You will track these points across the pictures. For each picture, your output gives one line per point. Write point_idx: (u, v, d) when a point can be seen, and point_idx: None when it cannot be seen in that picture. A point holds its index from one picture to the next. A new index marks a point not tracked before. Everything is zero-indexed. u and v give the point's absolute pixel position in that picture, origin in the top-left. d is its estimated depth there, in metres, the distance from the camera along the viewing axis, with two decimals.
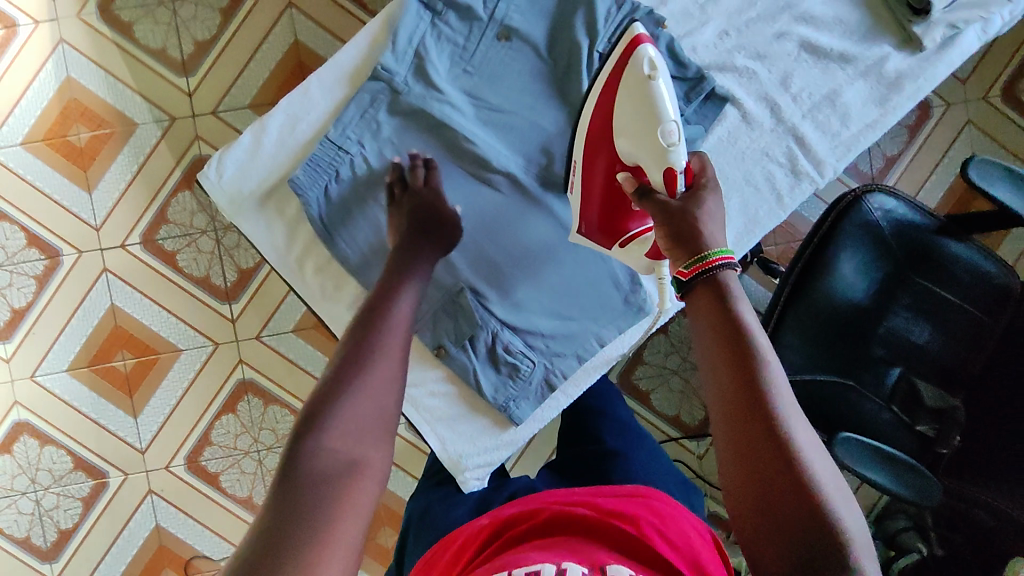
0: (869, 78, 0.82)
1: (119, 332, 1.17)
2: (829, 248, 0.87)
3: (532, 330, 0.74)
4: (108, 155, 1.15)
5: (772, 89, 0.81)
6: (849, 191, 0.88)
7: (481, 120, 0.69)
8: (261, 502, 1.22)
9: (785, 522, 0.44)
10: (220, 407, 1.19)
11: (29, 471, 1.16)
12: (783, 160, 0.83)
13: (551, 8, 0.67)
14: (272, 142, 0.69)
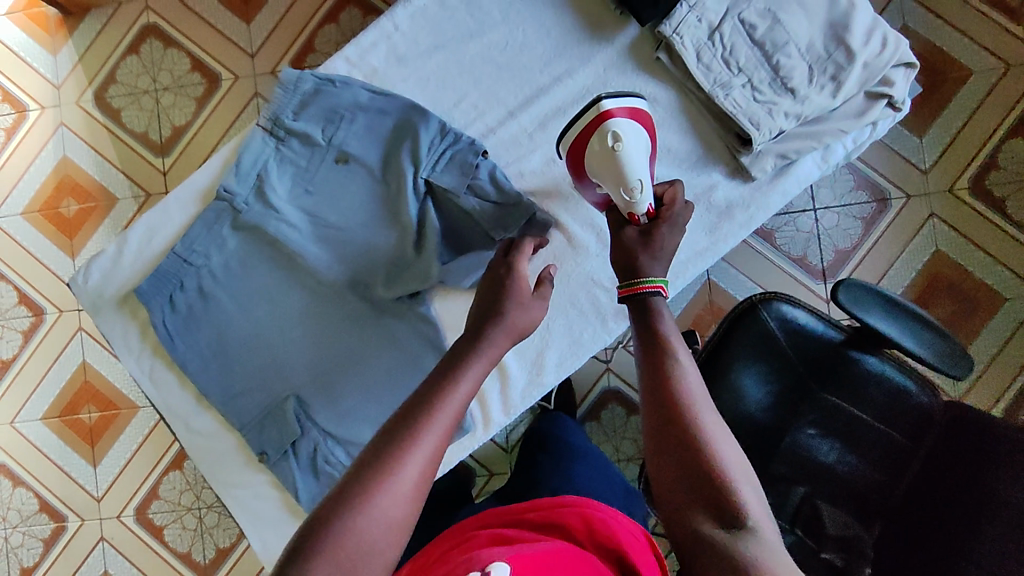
0: (697, 207, 0.83)
1: (88, 387, 1.28)
2: (723, 363, 0.85)
3: (355, 442, 0.73)
4: (92, 226, 1.28)
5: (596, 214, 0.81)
6: (744, 299, 0.85)
7: (318, 236, 0.74)
8: (199, 560, 1.25)
9: (694, 483, 0.53)
10: (168, 463, 1.26)
11: (2, 508, 1.29)
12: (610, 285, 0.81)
13: (386, 134, 0.73)
14: (132, 252, 0.74)
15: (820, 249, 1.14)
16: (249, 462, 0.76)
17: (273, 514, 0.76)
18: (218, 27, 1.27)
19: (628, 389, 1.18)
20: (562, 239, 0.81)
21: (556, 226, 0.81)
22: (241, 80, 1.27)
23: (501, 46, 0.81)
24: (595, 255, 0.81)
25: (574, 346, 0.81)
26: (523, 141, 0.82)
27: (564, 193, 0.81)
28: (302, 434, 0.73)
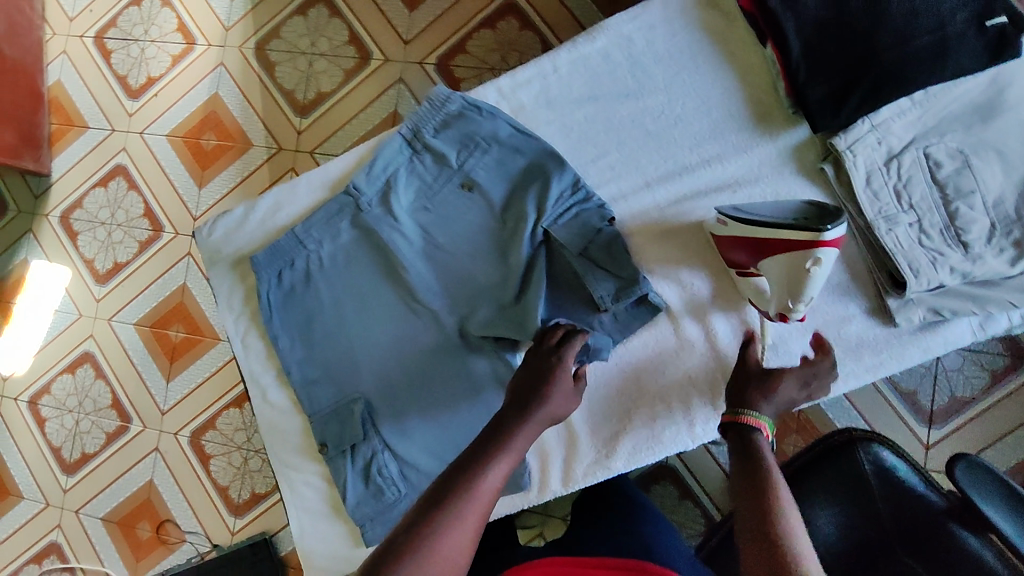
0: (822, 336, 0.82)
1: (181, 308, 1.37)
2: (800, 493, 0.79)
3: (410, 463, 0.77)
4: (223, 163, 1.36)
5: (710, 313, 0.82)
6: (840, 430, 0.81)
7: (425, 252, 0.78)
8: (234, 497, 1.32)
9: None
10: (231, 399, 1.34)
11: (81, 394, 1.41)
12: (703, 388, 0.81)
13: (516, 173, 0.77)
14: (256, 221, 0.82)
15: (934, 390, 1.05)
16: (306, 447, 0.81)
17: (316, 504, 0.80)
18: (384, 9, 1.32)
19: (685, 471, 1.15)
20: (669, 326, 0.83)
21: (666, 311, 0.83)
22: (390, 63, 1.31)
23: (654, 113, 0.85)
24: (699, 355, 0.82)
25: (652, 439, 0.81)
26: (652, 214, 0.84)
27: (685, 281, 0.83)
28: (364, 439, 0.77)
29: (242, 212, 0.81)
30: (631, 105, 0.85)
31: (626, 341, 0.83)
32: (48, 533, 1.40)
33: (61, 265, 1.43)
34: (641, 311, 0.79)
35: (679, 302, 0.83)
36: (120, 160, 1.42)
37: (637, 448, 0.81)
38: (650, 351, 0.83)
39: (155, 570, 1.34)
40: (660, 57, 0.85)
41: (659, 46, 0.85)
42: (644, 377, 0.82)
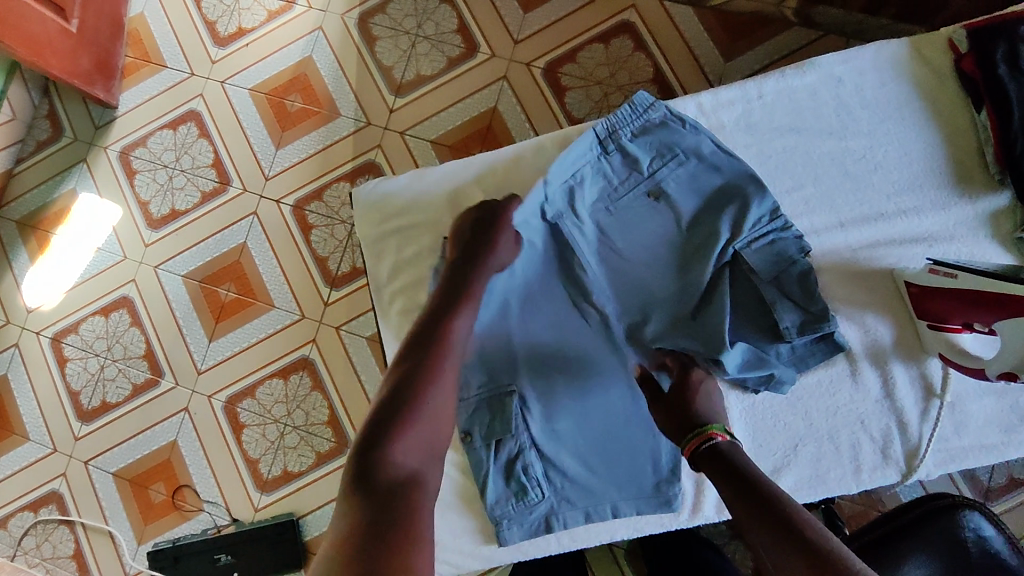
0: (999, 399, 0.85)
1: (236, 268, 1.31)
2: (899, 547, 0.81)
3: (556, 463, 0.86)
4: (306, 128, 1.32)
5: (889, 360, 0.86)
6: (945, 494, 0.83)
7: (600, 253, 0.88)
8: (263, 472, 1.27)
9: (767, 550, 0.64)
10: (275, 370, 1.29)
11: (110, 339, 1.34)
12: (876, 436, 0.85)
13: (706, 192, 0.86)
14: (422, 188, 0.93)
15: (993, 468, 1.08)
16: None
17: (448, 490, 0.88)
18: (498, 6, 1.29)
19: None
20: (845, 368, 0.86)
21: (846, 354, 0.87)
22: (497, 59, 1.28)
23: (855, 155, 0.88)
24: (873, 402, 0.86)
25: (817, 478, 0.86)
26: (844, 254, 0.87)
27: (868, 326, 0.86)
28: (513, 434, 0.85)
29: (411, 177, 0.93)
30: (834, 143, 0.88)
31: (803, 376, 0.87)
32: (50, 481, 1.31)
33: (112, 202, 1.36)
34: (815, 351, 0.85)
35: (861, 347, 0.86)
36: (194, 105, 1.36)
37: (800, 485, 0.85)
38: (822, 391, 0.87)
39: (164, 536, 1.27)
40: (870, 104, 0.89)
41: (868, 94, 0.89)
42: (815, 416, 0.86)
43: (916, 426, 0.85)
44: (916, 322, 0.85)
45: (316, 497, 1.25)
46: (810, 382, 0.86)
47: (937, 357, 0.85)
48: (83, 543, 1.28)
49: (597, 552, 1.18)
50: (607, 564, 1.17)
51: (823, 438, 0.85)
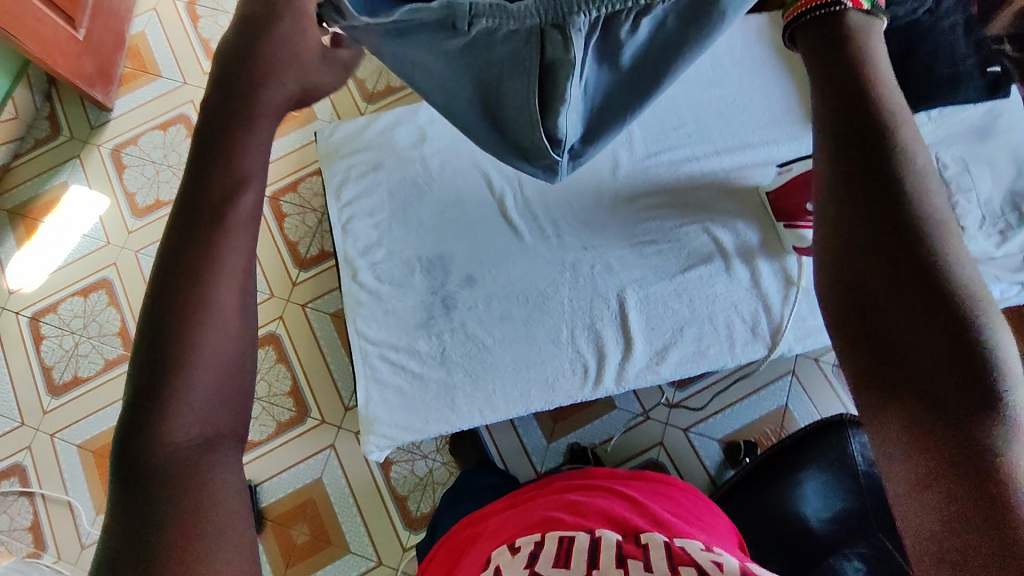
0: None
1: None
2: (797, 461, 0.96)
3: (479, 339, 0.97)
4: (285, 129, 1.48)
5: (756, 253, 1.03)
6: (836, 417, 0.97)
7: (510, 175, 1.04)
8: None
9: (908, 357, 0.39)
10: None
11: (87, 318, 1.41)
12: (747, 317, 1.00)
13: None
14: (376, 128, 1.09)
15: None
16: (385, 330, 0.98)
17: (382, 375, 0.96)
18: None
19: (672, 469, 1.25)
20: (723, 265, 1.02)
21: (722, 252, 1.02)
22: None
23: (729, 101, 1.09)
24: (745, 289, 1.01)
25: (701, 353, 0.98)
26: (719, 174, 1.07)
27: (739, 229, 1.04)
28: (441, 317, 0.98)
29: (366, 120, 1.09)
30: (714, 93, 1.09)
31: (686, 272, 1.01)
32: (14, 454, 1.34)
33: (101, 193, 1.48)
34: (691, 252, 1.02)
35: (734, 247, 1.03)
36: (184, 109, 1.52)
37: (686, 361, 0.98)
38: (701, 283, 1.01)
39: None
40: (739, 63, 1.11)
41: (739, 56, 1.11)
42: (699, 303, 1.00)
43: (780, 307, 1.00)
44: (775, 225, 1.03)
45: (275, 464, 1.31)
46: (692, 275, 1.01)
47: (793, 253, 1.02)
48: (41, 515, 1.31)
49: None
50: None
51: (703, 319, 0.99)
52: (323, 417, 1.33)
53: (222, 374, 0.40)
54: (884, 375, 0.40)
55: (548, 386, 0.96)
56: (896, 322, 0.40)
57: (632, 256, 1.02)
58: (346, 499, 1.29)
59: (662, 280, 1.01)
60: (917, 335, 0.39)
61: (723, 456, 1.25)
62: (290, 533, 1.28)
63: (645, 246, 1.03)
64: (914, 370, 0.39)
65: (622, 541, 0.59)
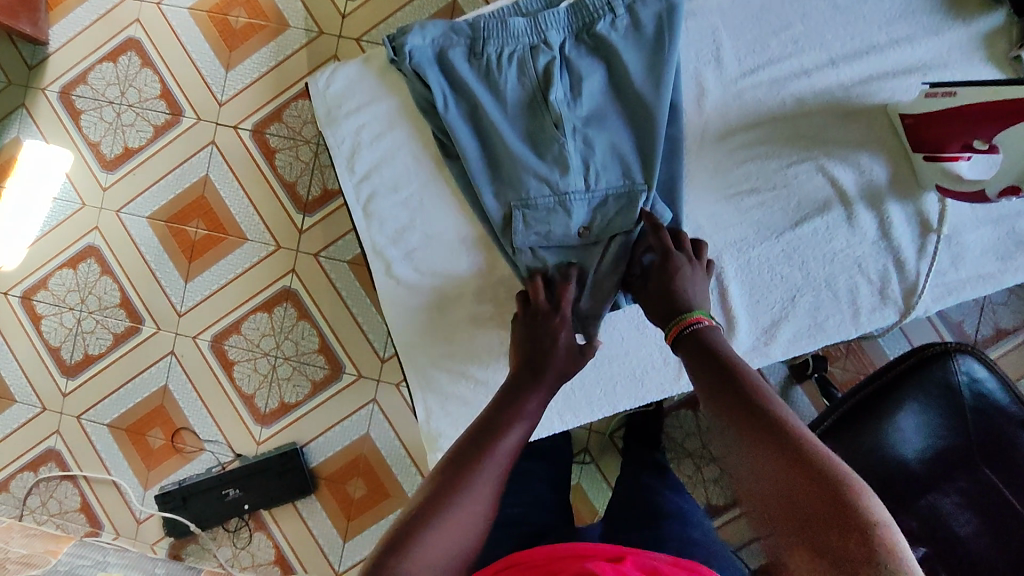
0: (998, 227, 0.87)
1: (202, 203, 1.26)
2: (894, 396, 0.86)
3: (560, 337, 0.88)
4: (254, 45, 1.25)
5: (887, 201, 0.87)
6: (938, 342, 0.87)
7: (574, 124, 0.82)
8: (260, 406, 1.26)
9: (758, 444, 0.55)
10: (258, 304, 1.26)
11: (82, 291, 1.29)
12: (873, 278, 0.87)
13: (662, 36, 0.82)
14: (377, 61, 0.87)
15: (980, 321, 1.13)
16: (437, 328, 0.88)
17: (441, 381, 0.87)
18: None
19: None
20: (842, 217, 0.87)
21: (841, 203, 0.87)
22: None
23: None
24: (870, 244, 0.87)
25: (816, 327, 0.88)
26: (836, 93, 0.88)
27: (862, 165, 0.87)
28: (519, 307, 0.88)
29: (367, 59, 0.87)
30: None
31: (796, 228, 0.88)
32: (44, 440, 1.29)
33: (61, 147, 1.28)
34: (804, 205, 0.88)
35: (856, 189, 0.87)
36: (132, 32, 1.27)
37: (799, 336, 0.88)
38: (818, 240, 0.88)
39: (170, 478, 1.27)
40: None
41: None
42: (812, 266, 0.87)
43: (914, 263, 0.87)
44: (911, 157, 0.86)
45: (318, 424, 1.25)
46: (805, 233, 0.87)
47: (932, 190, 0.86)
48: (88, 496, 1.28)
49: (602, 451, 1.18)
50: (611, 457, 1.18)
51: (819, 285, 0.87)
52: (360, 372, 1.25)
53: (450, 549, 0.55)
54: (774, 520, 0.49)
55: (638, 380, 0.89)
56: (774, 474, 0.51)
57: (727, 213, 0.88)
58: (395, 451, 1.24)
59: (767, 241, 0.88)
60: (785, 468, 0.51)
61: (789, 372, 1.15)
62: (346, 489, 1.25)
63: (745, 197, 0.88)
64: (784, 494, 0.49)
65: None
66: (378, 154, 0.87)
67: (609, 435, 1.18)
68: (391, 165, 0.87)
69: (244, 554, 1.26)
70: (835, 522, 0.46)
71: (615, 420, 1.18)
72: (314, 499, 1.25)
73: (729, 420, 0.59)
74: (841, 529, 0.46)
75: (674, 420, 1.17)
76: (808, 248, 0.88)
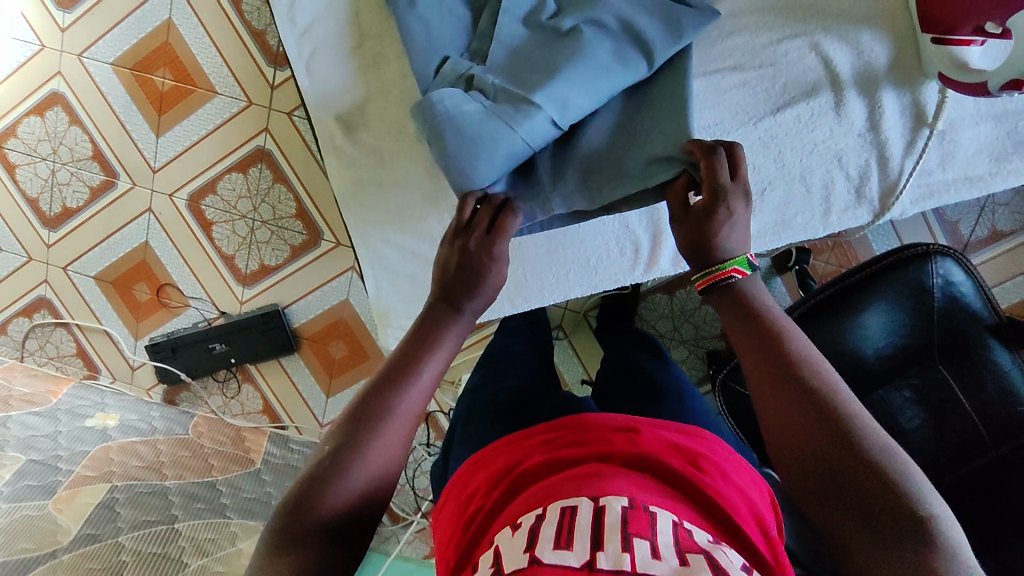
0: (999, 125, 0.81)
1: (166, 50, 1.18)
2: (867, 291, 0.86)
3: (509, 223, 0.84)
4: None
5: (884, 87, 0.79)
6: (922, 245, 0.86)
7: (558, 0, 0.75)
8: (240, 267, 1.26)
9: (816, 441, 0.48)
10: (233, 163, 1.22)
11: (54, 141, 1.24)
12: (851, 174, 0.83)
13: None
14: None
15: (976, 222, 1.09)
16: (393, 203, 0.83)
17: (397, 258, 0.86)
18: None
19: None
20: (830, 104, 0.80)
21: (832, 87, 0.80)
22: None
23: None
24: (855, 136, 0.81)
25: (783, 223, 0.85)
26: None
27: (863, 44, 0.78)
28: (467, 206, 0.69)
29: None
30: None
31: (780, 113, 0.81)
32: (34, 289, 1.31)
33: None
34: (792, 87, 0.80)
35: (851, 72, 0.79)
36: None
37: (766, 231, 0.85)
38: (800, 128, 0.81)
39: (158, 331, 1.31)
40: None
41: None
42: (788, 157, 0.82)
43: (898, 160, 0.82)
44: (918, 36, 0.76)
45: (298, 287, 1.26)
46: (789, 119, 0.81)
47: (933, 79, 0.78)
48: (83, 343, 1.33)
49: (576, 330, 1.20)
50: (584, 335, 1.20)
51: (793, 178, 0.83)
52: (338, 240, 1.24)
53: (384, 470, 0.51)
54: (847, 524, 0.45)
55: (591, 269, 0.89)
56: (848, 480, 0.46)
57: (705, 91, 0.81)
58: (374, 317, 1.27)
59: (744, 127, 0.81)
60: (840, 467, 0.46)
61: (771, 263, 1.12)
62: (328, 349, 1.29)
63: (726, 75, 0.80)
64: (846, 503, 0.46)
65: (628, 509, 0.46)
66: (332, 8, 0.79)
67: (584, 314, 1.19)
68: (341, 19, 0.79)
69: (234, 402, 1.34)
70: (898, 533, 0.44)
71: (591, 300, 1.18)
72: (297, 357, 1.30)
73: (781, 393, 0.50)
74: (909, 541, 0.43)
75: (648, 304, 1.18)
76: (788, 137, 0.82)
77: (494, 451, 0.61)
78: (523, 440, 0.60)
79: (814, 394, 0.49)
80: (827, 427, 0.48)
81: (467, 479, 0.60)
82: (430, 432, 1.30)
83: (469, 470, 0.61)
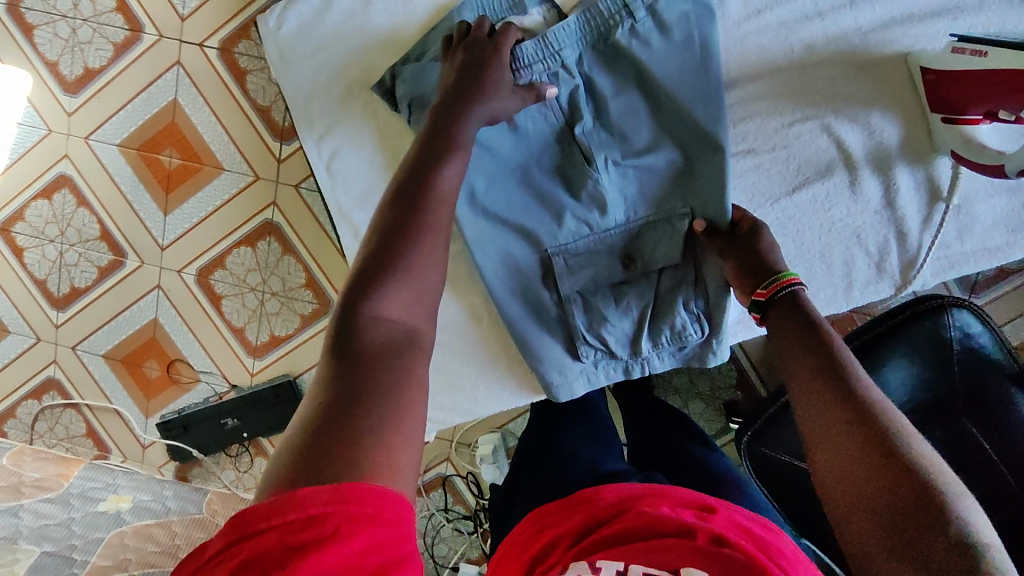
0: (1013, 197, 0.84)
1: (173, 129, 1.20)
2: (886, 346, 0.85)
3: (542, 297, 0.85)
4: None
5: (896, 164, 0.83)
6: (938, 297, 0.85)
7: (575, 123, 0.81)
8: (250, 338, 1.26)
9: (852, 445, 0.51)
10: (242, 238, 1.22)
11: (61, 223, 1.25)
12: (871, 250, 0.85)
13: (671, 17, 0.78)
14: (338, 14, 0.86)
15: None
16: None
17: None
18: None
19: None
20: (846, 182, 0.84)
21: (848, 168, 0.84)
22: None
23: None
24: (872, 213, 0.84)
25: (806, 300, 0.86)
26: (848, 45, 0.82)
27: (870, 124, 0.83)
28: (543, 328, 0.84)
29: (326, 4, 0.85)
30: None
31: (796, 194, 0.84)
32: (43, 370, 1.31)
33: (18, 69, 1.19)
34: (806, 170, 0.84)
35: (863, 151, 0.84)
36: None
37: None
38: (818, 207, 0.84)
39: (169, 407, 1.30)
40: None
41: None
42: (809, 236, 0.84)
43: (915, 234, 0.84)
44: (927, 116, 0.81)
45: (310, 356, 1.26)
46: (806, 198, 0.84)
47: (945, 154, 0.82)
48: (92, 422, 1.32)
49: None
50: None
51: (814, 256, 0.84)
52: None
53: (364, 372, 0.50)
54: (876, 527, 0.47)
55: None
56: (878, 481, 0.49)
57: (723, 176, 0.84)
58: None
59: (762, 208, 0.85)
60: (872, 465, 0.49)
61: None
62: None
63: (742, 160, 0.85)
64: (873, 500, 0.48)
65: None
66: None
67: None
68: None
69: (248, 476, 1.32)
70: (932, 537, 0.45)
71: None
72: None
73: (826, 401, 0.55)
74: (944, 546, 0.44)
75: None
76: (806, 216, 0.84)
77: (553, 518, 0.62)
78: (596, 503, 0.60)
79: (855, 402, 0.54)
80: (862, 431, 0.51)
81: (523, 546, 0.61)
82: (448, 496, 1.27)
83: (518, 548, 0.62)
